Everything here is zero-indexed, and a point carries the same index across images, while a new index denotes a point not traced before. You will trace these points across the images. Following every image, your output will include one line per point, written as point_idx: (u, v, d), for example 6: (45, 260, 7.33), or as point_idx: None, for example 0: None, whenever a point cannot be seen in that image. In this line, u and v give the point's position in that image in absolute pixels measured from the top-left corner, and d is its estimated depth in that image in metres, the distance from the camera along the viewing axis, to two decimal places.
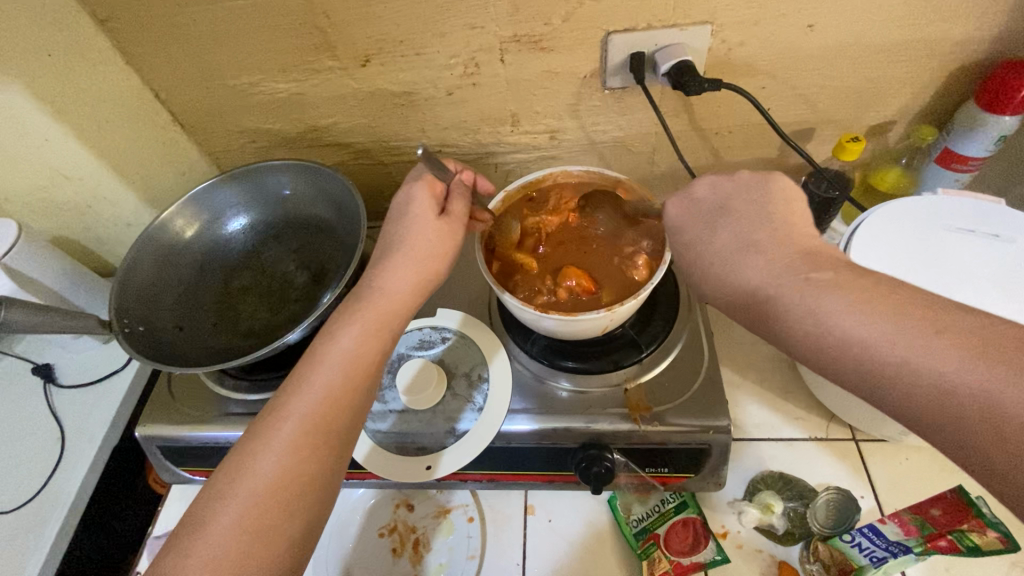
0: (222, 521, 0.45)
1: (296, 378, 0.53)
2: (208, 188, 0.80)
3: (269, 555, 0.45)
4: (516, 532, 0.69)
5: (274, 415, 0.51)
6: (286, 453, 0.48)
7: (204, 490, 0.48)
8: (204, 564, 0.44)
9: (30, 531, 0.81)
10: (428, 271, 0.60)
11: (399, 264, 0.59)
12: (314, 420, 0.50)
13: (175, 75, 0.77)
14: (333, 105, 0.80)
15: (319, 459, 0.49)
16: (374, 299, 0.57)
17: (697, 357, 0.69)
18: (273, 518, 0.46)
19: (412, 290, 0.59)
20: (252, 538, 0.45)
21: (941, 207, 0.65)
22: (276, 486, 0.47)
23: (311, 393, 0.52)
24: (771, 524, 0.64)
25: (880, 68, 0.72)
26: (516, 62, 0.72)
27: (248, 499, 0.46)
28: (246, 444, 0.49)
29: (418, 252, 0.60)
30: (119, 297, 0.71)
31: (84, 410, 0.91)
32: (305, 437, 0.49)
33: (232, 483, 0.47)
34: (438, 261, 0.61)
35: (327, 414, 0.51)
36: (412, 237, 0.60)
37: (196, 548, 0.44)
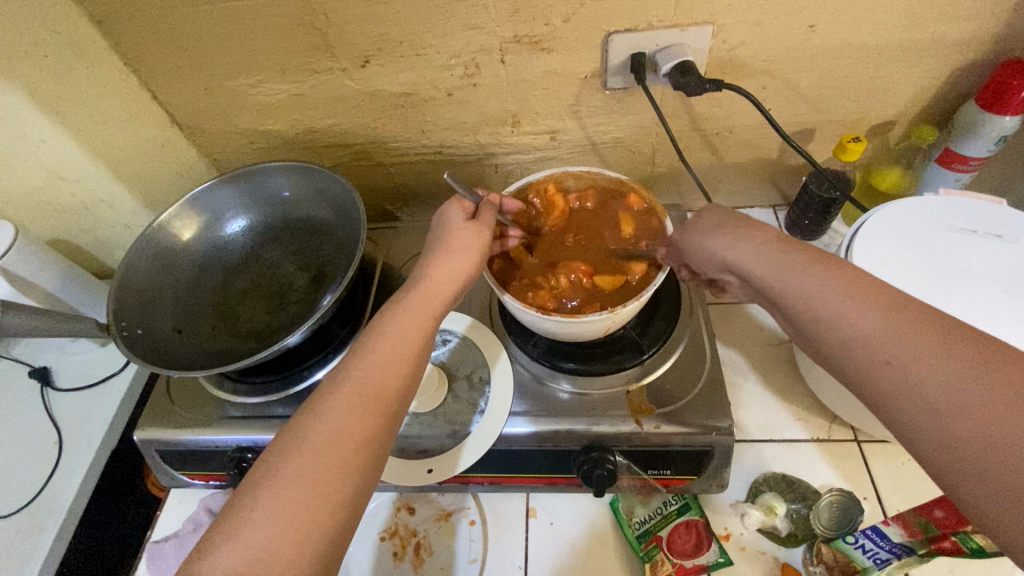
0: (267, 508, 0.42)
1: (355, 348, 0.52)
2: (207, 190, 0.79)
3: (327, 517, 0.43)
4: (518, 536, 0.68)
5: (333, 380, 0.49)
6: (347, 414, 0.47)
7: (266, 452, 0.45)
8: (266, 523, 0.41)
9: (28, 536, 0.81)
10: (471, 255, 0.60)
11: (445, 250, 0.60)
12: (373, 386, 0.49)
13: (173, 76, 0.77)
14: (333, 106, 0.79)
15: (379, 422, 0.48)
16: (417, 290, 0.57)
17: (699, 359, 0.68)
18: (337, 479, 0.44)
19: (461, 271, 0.60)
20: (313, 497, 0.43)
21: (943, 207, 0.65)
22: (339, 446, 0.46)
23: (370, 360, 0.51)
24: (775, 527, 0.63)
25: (882, 68, 0.72)
26: (517, 62, 0.72)
27: (313, 457, 0.45)
28: (307, 406, 0.48)
29: (456, 245, 0.61)
30: (117, 300, 0.71)
31: (81, 413, 0.91)
32: (365, 401, 0.48)
33: (292, 443, 0.45)
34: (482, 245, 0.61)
35: (388, 380, 0.50)
36: (448, 233, 0.62)
37: (259, 506, 0.42)
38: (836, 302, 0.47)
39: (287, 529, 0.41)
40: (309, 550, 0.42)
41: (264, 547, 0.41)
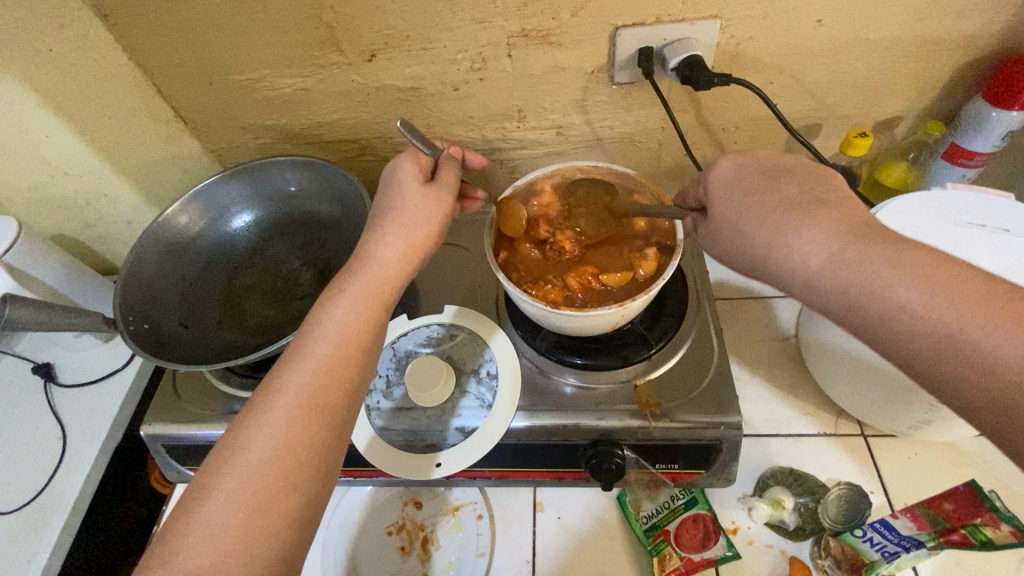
0: (217, 502, 0.44)
1: (289, 355, 0.51)
2: (212, 185, 0.79)
3: (269, 532, 0.44)
4: (526, 530, 0.68)
5: (268, 392, 0.49)
6: (284, 427, 0.47)
7: (202, 469, 0.46)
8: (203, 544, 0.42)
9: (32, 532, 0.81)
10: (417, 239, 0.58)
11: (388, 232, 0.57)
12: (312, 394, 0.49)
13: (178, 71, 0.76)
14: (338, 100, 0.79)
15: (320, 432, 0.48)
16: (367, 270, 0.56)
17: (707, 354, 0.68)
18: (275, 493, 0.45)
19: (407, 260, 0.57)
20: (251, 515, 0.44)
21: (950, 201, 0.65)
22: (277, 461, 0.46)
23: (306, 367, 0.50)
24: (782, 520, 0.64)
25: (889, 62, 0.72)
26: (523, 57, 0.72)
27: (250, 475, 0.45)
28: (241, 422, 0.48)
29: (406, 220, 0.58)
30: (123, 294, 0.70)
31: (86, 409, 0.91)
32: (304, 411, 0.48)
33: (229, 461, 0.45)
34: (429, 230, 0.58)
35: (325, 388, 0.50)
36: (401, 200, 0.59)
37: (205, 510, 0.43)
38: (847, 270, 0.44)
39: (227, 549, 0.42)
40: (257, 563, 0.43)
41: (208, 566, 0.41)
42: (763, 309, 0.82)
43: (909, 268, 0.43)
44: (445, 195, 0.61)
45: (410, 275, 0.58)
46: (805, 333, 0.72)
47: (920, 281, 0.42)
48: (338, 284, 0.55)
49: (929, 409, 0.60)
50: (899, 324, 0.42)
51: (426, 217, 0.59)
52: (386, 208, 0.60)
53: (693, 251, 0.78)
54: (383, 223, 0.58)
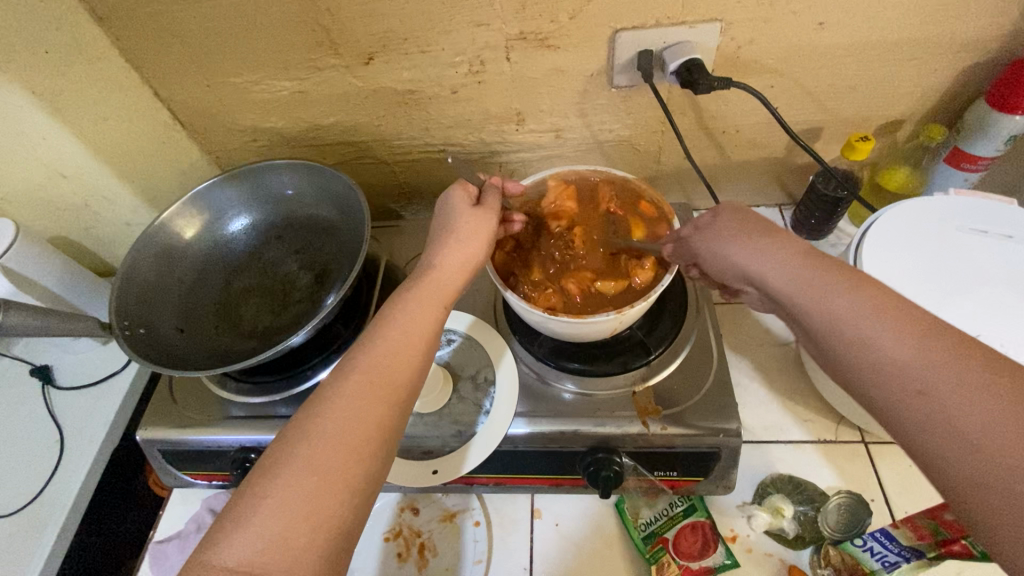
0: (289, 471, 0.42)
1: (364, 334, 0.51)
2: (209, 188, 0.79)
3: (337, 503, 0.42)
4: (524, 537, 0.68)
5: (343, 368, 0.48)
6: (356, 400, 0.46)
7: (276, 438, 0.44)
8: (273, 511, 0.40)
9: (29, 535, 0.80)
10: (478, 247, 0.59)
11: (449, 243, 0.59)
12: (384, 372, 0.48)
13: (175, 73, 0.76)
14: (336, 103, 0.79)
15: (390, 409, 0.47)
16: (435, 270, 0.57)
17: (706, 360, 0.68)
18: (350, 464, 0.43)
19: (470, 263, 0.59)
20: (325, 483, 0.42)
21: (952, 207, 0.64)
22: (350, 431, 0.44)
23: (380, 346, 0.50)
24: (781, 528, 0.63)
25: (891, 66, 0.71)
26: (522, 60, 0.71)
27: (325, 442, 0.43)
28: (318, 392, 0.46)
29: (461, 234, 0.60)
30: (119, 298, 0.70)
31: (83, 412, 0.90)
32: (376, 386, 0.47)
33: (303, 427, 0.44)
34: (489, 237, 0.61)
35: (398, 367, 0.49)
36: (460, 219, 0.61)
37: (275, 481, 0.41)
38: (834, 308, 0.44)
39: (299, 517, 0.40)
40: (321, 536, 0.41)
41: (276, 533, 0.39)
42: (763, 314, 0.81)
43: (897, 312, 0.42)
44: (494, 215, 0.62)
45: (472, 275, 0.59)
46: None
47: (904, 326, 0.41)
48: (409, 283, 0.56)
49: None
50: (872, 367, 0.41)
51: (481, 230, 0.60)
52: (446, 223, 0.61)
53: None
54: (445, 236, 0.60)
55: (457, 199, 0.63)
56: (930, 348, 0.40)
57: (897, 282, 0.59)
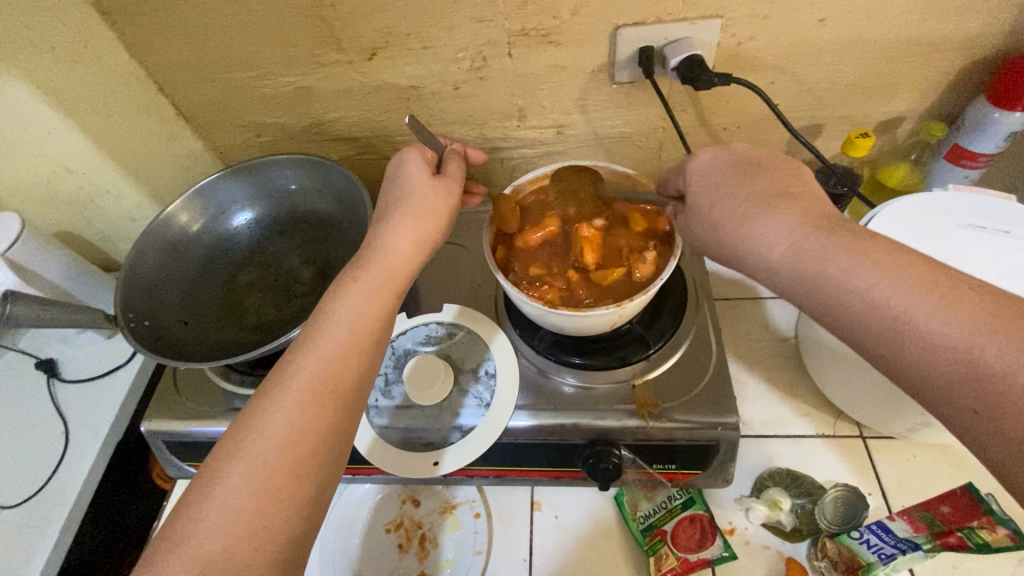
0: (232, 484, 0.44)
1: (304, 340, 0.51)
2: (213, 182, 0.80)
3: (282, 513, 0.44)
4: (523, 529, 0.69)
5: (281, 375, 0.49)
6: (295, 410, 0.47)
7: (214, 452, 0.46)
8: (216, 527, 0.42)
9: (35, 525, 0.81)
10: (427, 230, 0.59)
11: (399, 223, 0.59)
12: (324, 378, 0.49)
13: (180, 69, 0.77)
14: (339, 99, 0.79)
15: (331, 413, 0.48)
16: (377, 259, 0.57)
17: (705, 354, 0.68)
18: (288, 474, 0.45)
19: (417, 249, 0.59)
20: (264, 499, 0.44)
21: (952, 203, 0.64)
22: (287, 443, 0.46)
23: (321, 351, 0.50)
24: (780, 521, 0.64)
25: (891, 62, 0.71)
26: (524, 56, 0.71)
27: (266, 455, 0.45)
28: (255, 405, 0.48)
29: (417, 206, 0.60)
30: (124, 292, 0.71)
31: (89, 404, 0.91)
32: (318, 394, 0.48)
33: (242, 444, 0.45)
34: (438, 217, 0.60)
35: (339, 372, 0.50)
36: (415, 193, 0.61)
37: (214, 499, 0.43)
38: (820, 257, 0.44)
39: (238, 533, 0.42)
40: (266, 549, 0.42)
41: (220, 549, 0.41)
42: (763, 310, 0.82)
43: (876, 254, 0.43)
44: (454, 188, 0.64)
45: (419, 263, 0.59)
46: (805, 335, 0.72)
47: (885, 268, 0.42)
48: (349, 274, 0.56)
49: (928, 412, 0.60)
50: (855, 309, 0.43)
51: (434, 207, 0.61)
52: (398, 199, 0.61)
53: (693, 251, 0.78)
54: (393, 212, 0.59)
55: (411, 168, 0.62)
56: (925, 294, 0.40)
57: None
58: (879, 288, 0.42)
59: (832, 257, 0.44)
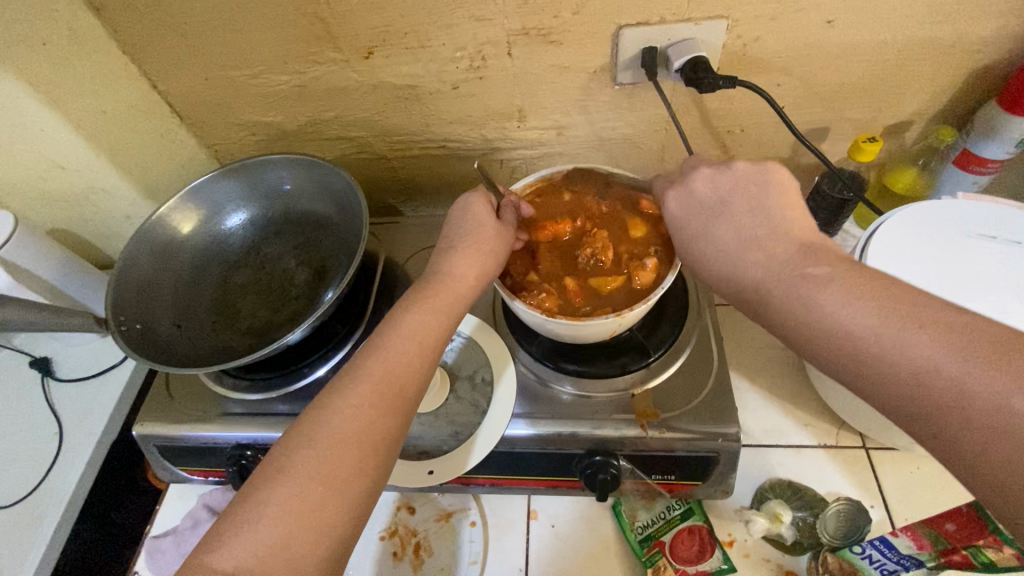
0: (282, 491, 0.43)
1: (374, 344, 0.52)
2: (207, 182, 0.78)
3: (330, 527, 0.43)
4: (519, 538, 0.68)
5: (342, 383, 0.49)
6: (360, 411, 0.47)
7: (279, 445, 0.46)
8: (264, 534, 0.41)
9: (28, 527, 0.81)
10: (488, 264, 0.60)
11: (465, 255, 0.59)
12: (389, 384, 0.49)
13: (172, 66, 0.75)
14: (335, 98, 0.78)
15: (393, 419, 0.48)
16: (440, 281, 0.57)
17: (706, 363, 0.67)
18: (351, 472, 0.45)
19: (480, 277, 0.59)
20: (316, 506, 0.43)
21: (960, 211, 0.63)
22: (352, 442, 0.46)
23: (391, 356, 0.51)
24: (780, 534, 0.63)
25: (900, 66, 0.69)
26: (524, 55, 0.70)
27: (330, 451, 0.45)
28: (322, 402, 0.48)
29: (482, 247, 0.60)
30: (115, 293, 0.69)
31: (82, 404, 0.90)
32: (374, 406, 0.48)
33: (309, 437, 0.45)
34: (500, 253, 0.61)
35: (405, 378, 0.50)
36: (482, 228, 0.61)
37: (261, 509, 0.42)
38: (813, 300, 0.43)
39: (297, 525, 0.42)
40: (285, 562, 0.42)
41: (276, 542, 0.41)
42: None
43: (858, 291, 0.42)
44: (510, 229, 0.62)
45: (481, 285, 0.59)
46: None
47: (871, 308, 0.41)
48: (412, 293, 0.57)
49: None
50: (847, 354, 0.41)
51: (494, 245, 0.61)
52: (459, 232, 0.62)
53: None
54: (460, 246, 0.60)
55: (477, 209, 0.62)
56: (896, 316, 0.40)
57: None
58: (851, 318, 0.41)
59: (803, 279, 0.44)
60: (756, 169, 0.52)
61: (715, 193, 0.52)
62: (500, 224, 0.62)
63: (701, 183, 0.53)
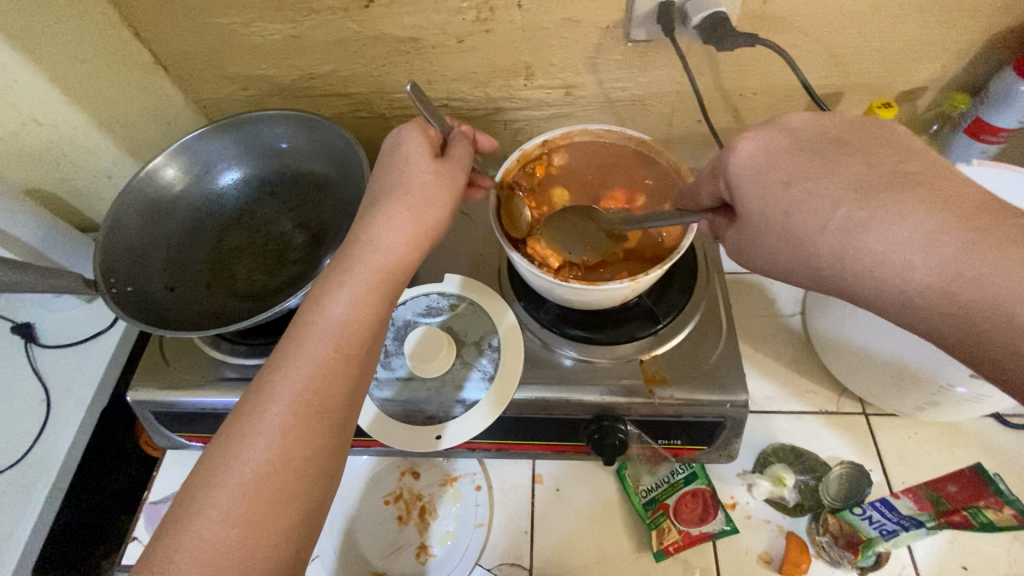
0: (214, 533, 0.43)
1: (306, 318, 0.50)
2: (197, 139, 0.74)
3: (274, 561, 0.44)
4: (523, 501, 0.68)
5: (260, 395, 0.47)
6: (285, 436, 0.46)
7: (224, 427, 0.47)
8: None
9: (18, 495, 0.79)
10: (427, 220, 0.54)
11: (394, 214, 0.53)
12: (305, 405, 0.47)
13: (157, 12, 0.70)
14: (332, 50, 0.73)
15: (336, 388, 0.49)
16: (366, 258, 0.52)
17: (715, 329, 0.67)
18: (298, 449, 0.46)
19: (412, 244, 0.54)
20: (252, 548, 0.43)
21: (975, 178, 0.63)
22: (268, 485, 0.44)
23: (325, 327, 0.50)
24: (782, 497, 0.64)
25: (920, 29, 0.68)
26: (534, 8, 0.66)
27: (275, 429, 0.46)
28: (258, 383, 0.48)
29: (417, 198, 0.54)
30: (103, 253, 0.66)
31: (69, 371, 0.87)
32: (300, 426, 0.46)
33: (250, 422, 0.46)
34: (438, 207, 0.54)
35: (349, 344, 0.50)
36: (414, 180, 0.55)
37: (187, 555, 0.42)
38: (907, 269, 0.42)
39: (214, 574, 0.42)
40: None
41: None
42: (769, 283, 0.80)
43: None
44: (455, 174, 0.56)
45: (418, 256, 0.55)
46: (812, 311, 0.71)
47: None
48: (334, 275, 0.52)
49: (936, 391, 0.59)
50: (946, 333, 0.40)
51: (434, 195, 0.54)
52: (394, 182, 0.55)
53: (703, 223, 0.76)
54: (392, 199, 0.54)
55: (414, 153, 0.56)
56: None
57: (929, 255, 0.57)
58: None
59: None
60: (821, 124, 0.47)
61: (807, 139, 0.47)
62: (440, 165, 0.56)
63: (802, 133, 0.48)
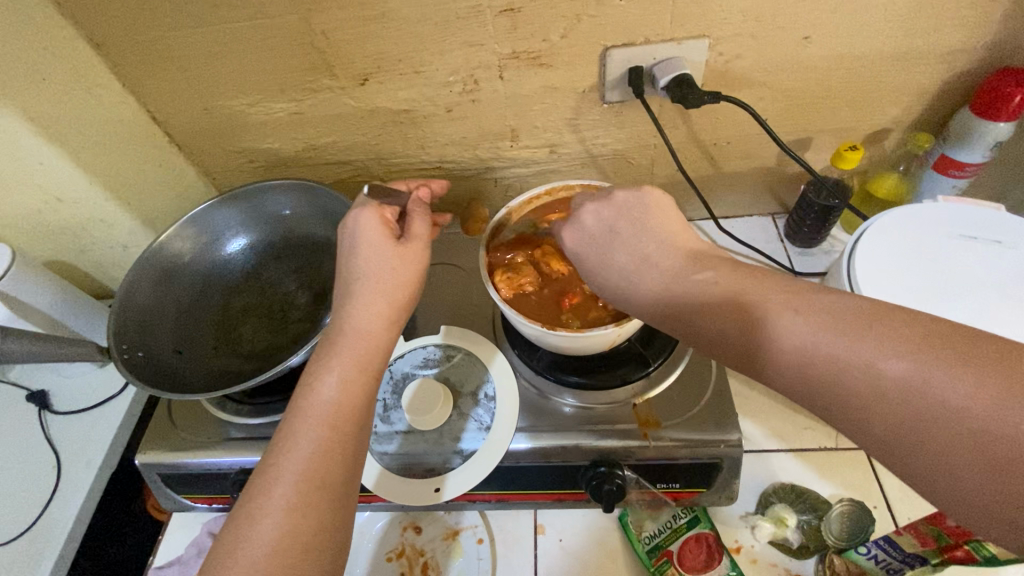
0: None
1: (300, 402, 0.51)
2: (207, 211, 0.79)
3: None
4: (527, 553, 0.68)
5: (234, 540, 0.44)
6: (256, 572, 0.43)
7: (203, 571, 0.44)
8: None
9: (26, 562, 0.79)
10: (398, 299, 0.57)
11: (367, 297, 0.56)
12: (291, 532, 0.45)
13: (174, 98, 0.76)
14: (332, 123, 0.79)
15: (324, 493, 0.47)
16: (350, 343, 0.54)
17: (706, 369, 0.68)
18: (306, 519, 0.46)
19: (386, 321, 0.56)
20: None
21: (943, 214, 0.66)
22: None
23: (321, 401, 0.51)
24: (786, 538, 0.64)
25: (878, 77, 0.72)
26: (515, 78, 0.72)
27: (290, 480, 0.47)
28: (271, 449, 0.49)
29: (386, 280, 0.57)
30: (117, 321, 0.70)
31: (80, 438, 0.89)
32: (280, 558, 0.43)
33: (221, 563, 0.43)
34: (408, 289, 0.57)
35: (347, 414, 0.51)
36: (381, 263, 0.57)
37: None
38: None
39: None
40: None
41: None
42: None
43: None
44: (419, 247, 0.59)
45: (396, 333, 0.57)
46: None
47: None
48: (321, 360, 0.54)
49: None
50: None
51: (402, 276, 0.57)
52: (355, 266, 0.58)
53: None
54: (364, 286, 0.56)
55: (370, 239, 0.58)
56: None
57: (896, 289, 0.60)
58: None
59: None
60: (629, 196, 0.53)
61: (600, 222, 0.54)
62: (405, 248, 0.58)
63: (586, 215, 0.55)
